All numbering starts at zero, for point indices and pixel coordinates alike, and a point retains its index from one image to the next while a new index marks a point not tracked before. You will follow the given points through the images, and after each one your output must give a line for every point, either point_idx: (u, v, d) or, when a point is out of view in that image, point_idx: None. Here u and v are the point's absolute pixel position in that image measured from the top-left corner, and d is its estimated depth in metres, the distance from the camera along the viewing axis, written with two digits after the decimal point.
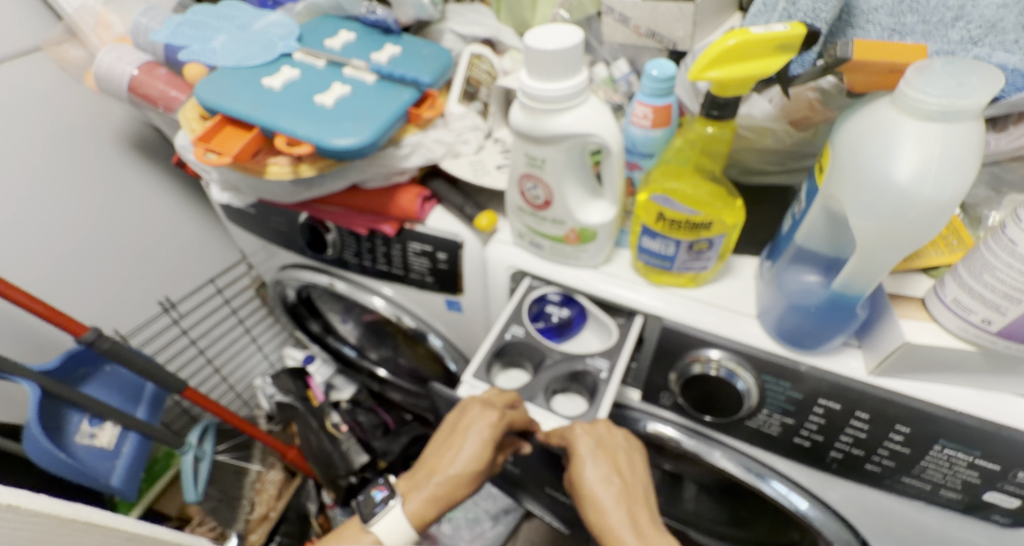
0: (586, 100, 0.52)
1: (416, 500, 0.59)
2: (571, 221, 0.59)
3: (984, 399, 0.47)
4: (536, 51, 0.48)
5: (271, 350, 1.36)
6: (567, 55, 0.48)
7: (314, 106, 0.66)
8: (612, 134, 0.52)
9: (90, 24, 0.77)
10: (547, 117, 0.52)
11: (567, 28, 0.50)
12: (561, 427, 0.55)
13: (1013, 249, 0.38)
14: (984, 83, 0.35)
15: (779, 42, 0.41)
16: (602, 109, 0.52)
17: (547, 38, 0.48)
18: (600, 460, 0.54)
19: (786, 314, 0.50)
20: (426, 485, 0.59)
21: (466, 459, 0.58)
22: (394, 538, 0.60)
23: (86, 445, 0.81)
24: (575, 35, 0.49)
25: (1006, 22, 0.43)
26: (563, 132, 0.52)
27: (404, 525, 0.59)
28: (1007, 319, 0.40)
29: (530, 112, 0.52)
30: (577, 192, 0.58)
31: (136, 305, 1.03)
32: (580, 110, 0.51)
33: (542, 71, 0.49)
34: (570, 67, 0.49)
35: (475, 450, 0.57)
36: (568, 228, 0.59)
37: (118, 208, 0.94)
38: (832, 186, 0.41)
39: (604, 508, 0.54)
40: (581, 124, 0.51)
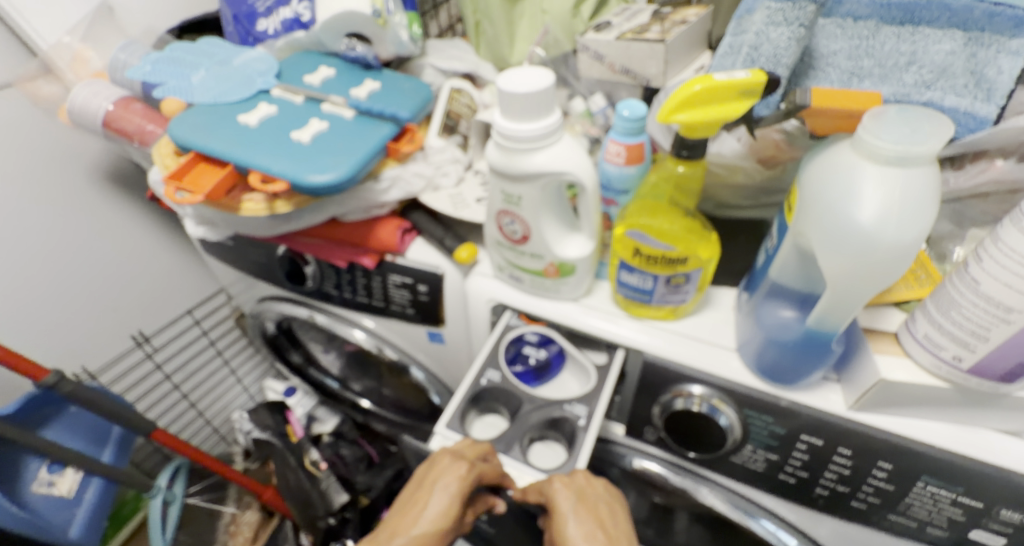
0: (560, 139, 0.52)
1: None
2: (550, 255, 0.59)
3: (964, 434, 0.47)
4: (510, 93, 0.48)
5: (251, 382, 1.32)
6: (540, 97, 0.49)
7: (291, 142, 0.67)
8: (587, 171, 0.53)
9: (66, 59, 0.76)
10: (522, 156, 0.52)
11: (540, 70, 0.50)
12: (539, 482, 0.53)
13: (976, 288, 0.38)
14: (937, 131, 0.36)
15: (742, 88, 0.42)
16: (577, 147, 0.53)
17: (519, 80, 0.49)
18: (583, 516, 0.52)
19: (764, 348, 0.50)
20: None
21: (432, 518, 0.53)
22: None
23: (43, 494, 0.78)
24: (547, 76, 0.50)
25: (955, 67, 0.44)
26: (539, 170, 0.52)
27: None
28: (977, 356, 0.40)
29: (504, 151, 0.53)
30: (556, 228, 0.59)
31: (105, 341, 1.00)
32: (555, 148, 0.52)
33: (517, 112, 0.50)
34: (544, 108, 0.50)
35: (445, 507, 0.53)
36: (548, 262, 0.60)
37: (88, 243, 0.92)
38: (800, 224, 0.42)
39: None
40: (557, 162, 0.52)
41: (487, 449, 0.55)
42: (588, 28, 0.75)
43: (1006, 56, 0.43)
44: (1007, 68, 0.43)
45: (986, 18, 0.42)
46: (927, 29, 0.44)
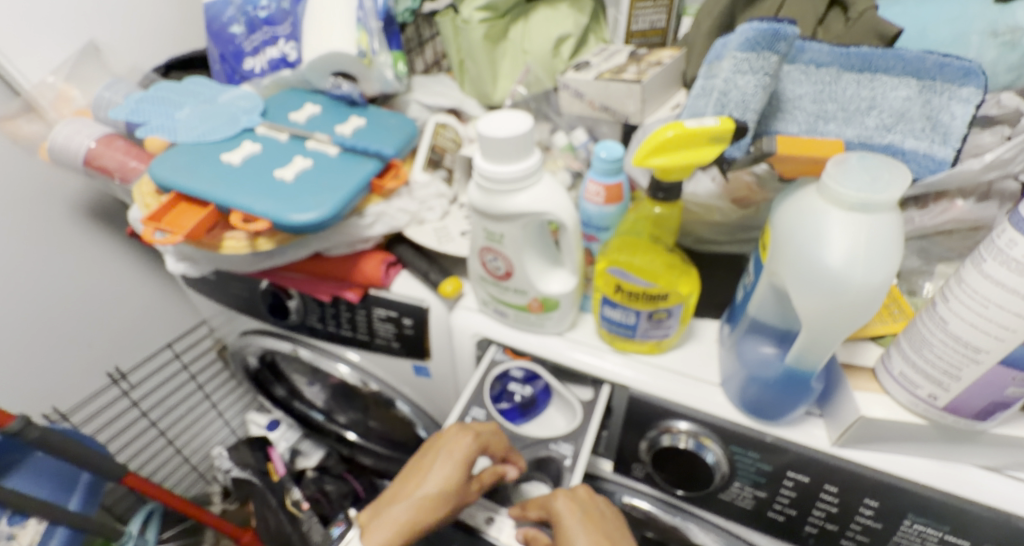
0: (540, 180, 0.53)
1: (378, 534, 0.54)
2: (534, 291, 0.59)
3: (946, 470, 0.47)
4: (490, 137, 0.50)
5: (232, 416, 1.29)
6: (519, 141, 0.50)
7: (274, 181, 0.67)
8: (568, 209, 0.54)
9: (49, 98, 0.77)
10: (503, 197, 0.53)
11: (518, 114, 0.52)
12: (541, 497, 0.55)
13: (945, 327, 0.39)
14: (896, 178, 0.38)
15: (711, 135, 0.44)
16: (559, 187, 0.54)
17: (498, 124, 0.50)
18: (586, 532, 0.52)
19: (746, 384, 0.50)
20: (393, 523, 0.54)
21: (435, 483, 0.55)
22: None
23: None
24: (526, 121, 0.51)
25: (912, 112, 0.47)
26: (520, 211, 0.53)
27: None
28: (951, 395, 0.41)
29: (485, 192, 0.53)
30: (540, 265, 0.59)
31: (79, 379, 0.98)
32: (536, 189, 0.53)
33: (497, 155, 0.51)
34: (524, 151, 0.51)
35: (449, 475, 0.55)
36: (532, 297, 0.60)
37: (64, 279, 0.90)
38: (773, 265, 0.43)
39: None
40: (538, 202, 0.53)
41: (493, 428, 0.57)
42: (568, 66, 0.77)
43: (957, 104, 0.45)
44: (960, 114, 0.45)
45: (937, 68, 0.45)
46: (884, 77, 0.47)
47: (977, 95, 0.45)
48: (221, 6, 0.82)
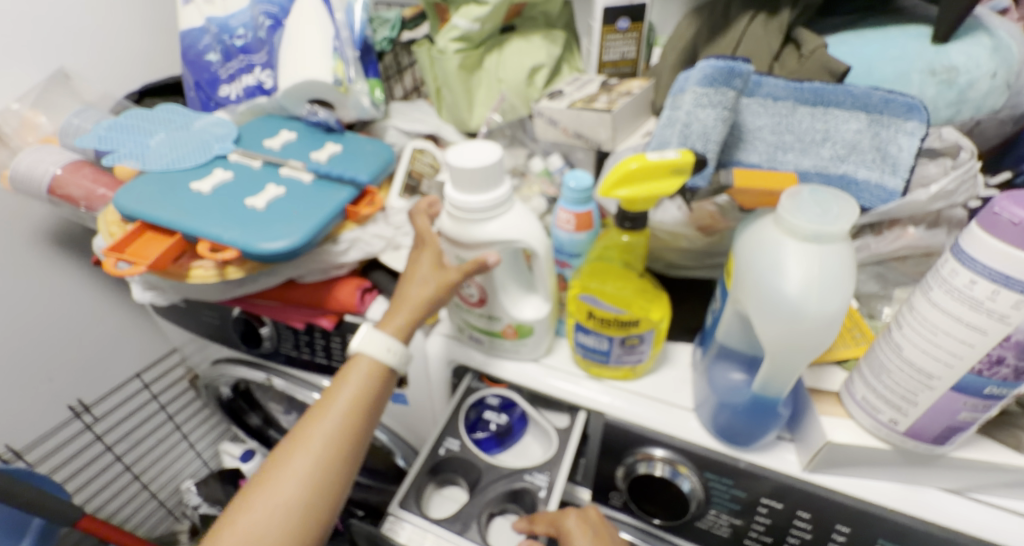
0: (510, 209, 0.54)
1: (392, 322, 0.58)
2: (506, 317, 0.59)
3: (912, 494, 0.47)
4: (460, 168, 0.50)
5: (203, 447, 1.25)
6: (487, 172, 0.51)
7: (244, 209, 0.66)
8: (538, 237, 0.54)
9: (12, 125, 0.75)
10: (472, 226, 0.53)
11: (487, 144, 0.52)
12: (554, 513, 0.54)
13: (900, 353, 0.40)
14: (845, 211, 0.39)
15: (674, 167, 0.45)
16: (529, 216, 0.55)
17: (466, 155, 0.51)
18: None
19: (717, 411, 0.50)
20: (397, 313, 0.58)
21: (419, 272, 0.58)
22: (373, 348, 0.56)
23: None
24: (495, 152, 0.52)
25: (863, 144, 0.48)
26: (491, 238, 0.53)
27: (386, 343, 0.57)
28: (911, 420, 0.42)
29: (456, 220, 0.54)
30: (513, 292, 0.59)
31: (36, 414, 0.94)
32: (505, 218, 0.53)
33: (466, 186, 0.51)
34: (493, 181, 0.51)
35: (427, 265, 0.58)
36: (505, 324, 0.59)
37: (25, 308, 0.88)
38: (737, 293, 0.44)
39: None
40: (507, 230, 0.53)
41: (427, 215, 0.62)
42: (542, 95, 0.78)
43: (904, 136, 0.47)
44: (907, 146, 0.47)
45: (882, 103, 0.47)
46: (836, 110, 0.49)
47: (921, 129, 0.46)
48: (198, 34, 0.83)
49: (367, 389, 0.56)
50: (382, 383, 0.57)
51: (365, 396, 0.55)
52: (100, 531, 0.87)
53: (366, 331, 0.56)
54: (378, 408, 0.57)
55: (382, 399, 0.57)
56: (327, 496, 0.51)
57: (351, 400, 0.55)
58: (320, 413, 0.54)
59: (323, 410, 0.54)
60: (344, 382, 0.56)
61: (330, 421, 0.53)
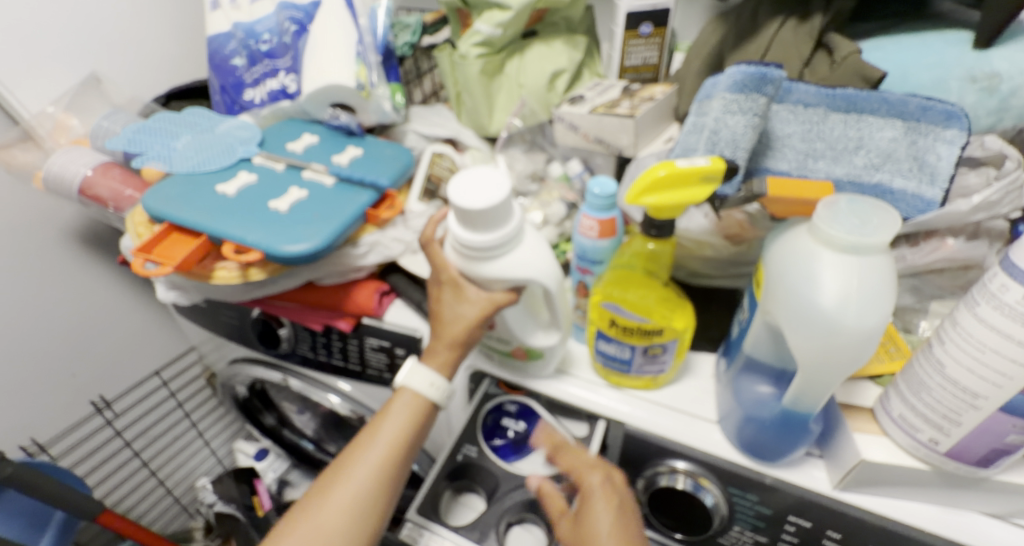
0: (517, 246, 0.51)
1: (434, 357, 0.57)
2: (517, 340, 0.58)
3: (950, 517, 0.45)
4: (465, 208, 0.48)
5: (218, 445, 1.26)
6: (497, 208, 0.48)
7: (268, 212, 0.67)
8: (548, 271, 0.52)
9: (47, 127, 0.77)
10: (478, 264, 0.51)
11: (493, 177, 0.49)
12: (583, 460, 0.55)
13: (942, 370, 0.39)
14: (885, 222, 0.38)
15: (703, 174, 0.44)
16: (538, 249, 0.52)
17: (472, 195, 0.48)
18: (602, 514, 0.51)
19: (742, 424, 0.49)
20: (438, 350, 0.57)
21: (447, 309, 0.54)
22: (418, 382, 0.57)
23: None
24: (504, 186, 0.49)
25: (898, 153, 0.47)
26: (504, 275, 0.51)
27: (430, 378, 0.57)
28: (953, 440, 0.40)
29: (462, 256, 0.52)
30: (525, 323, 0.57)
31: (60, 409, 0.96)
32: (514, 255, 0.51)
33: (473, 224, 0.49)
34: (502, 217, 0.49)
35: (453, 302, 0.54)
36: (517, 345, 0.58)
37: (51, 304, 0.89)
38: (767, 304, 0.42)
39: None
40: (514, 269, 0.51)
41: (434, 222, 0.56)
42: (562, 100, 0.78)
43: (942, 145, 0.46)
44: (945, 155, 0.46)
45: (920, 110, 0.46)
46: (870, 118, 0.48)
47: (961, 137, 0.45)
48: (224, 39, 0.84)
49: (409, 420, 0.57)
50: (426, 415, 0.58)
51: (408, 429, 0.57)
52: (115, 524, 0.88)
53: (411, 366, 0.57)
54: (420, 440, 0.58)
55: (425, 432, 0.58)
56: (369, 525, 0.53)
57: (393, 434, 0.56)
58: (362, 444, 0.56)
59: (366, 443, 0.56)
60: (389, 414, 0.57)
61: (374, 452, 0.55)
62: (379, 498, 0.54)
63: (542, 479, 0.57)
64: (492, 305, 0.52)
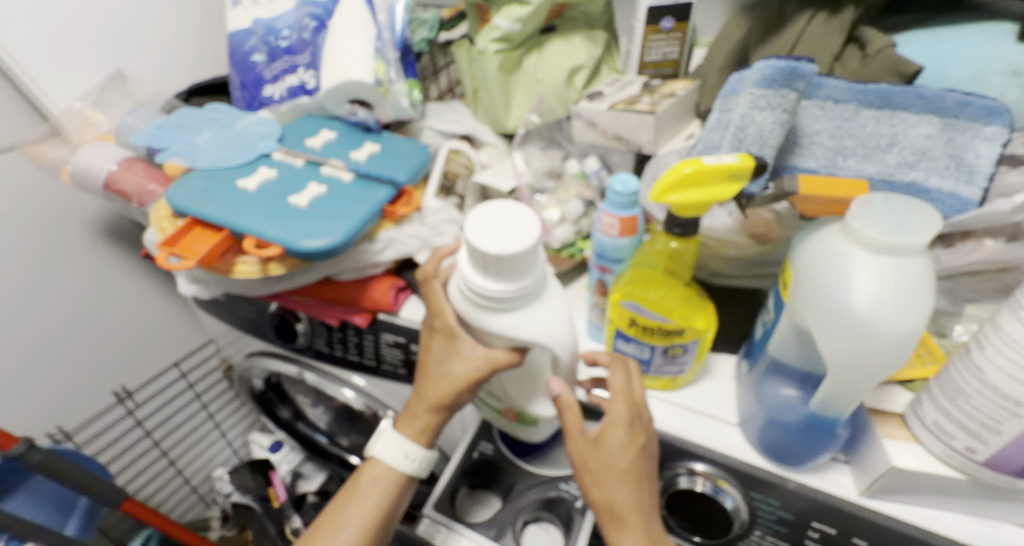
0: (528, 303, 0.48)
1: (414, 422, 0.57)
2: (510, 401, 0.56)
3: (983, 527, 0.44)
4: (481, 247, 0.44)
5: (235, 437, 1.28)
6: (513, 259, 0.44)
7: (287, 207, 0.67)
8: (556, 337, 0.49)
9: (74, 124, 0.78)
10: (485, 312, 0.49)
11: (525, 224, 0.45)
12: (619, 383, 0.50)
13: (982, 376, 0.38)
14: (923, 222, 0.37)
15: (731, 172, 0.43)
16: (550, 310, 0.49)
17: (489, 236, 0.45)
18: (618, 454, 0.47)
19: (765, 428, 0.48)
20: (417, 415, 0.57)
21: (442, 368, 0.54)
22: (390, 455, 0.58)
23: None
24: (530, 231, 0.45)
25: (934, 150, 0.46)
26: (503, 332, 0.49)
27: (405, 450, 0.58)
28: (991, 449, 0.38)
29: (469, 299, 0.49)
30: (525, 387, 0.54)
31: (84, 399, 0.97)
32: (519, 317, 0.48)
33: (487, 267, 0.45)
34: (520, 266, 0.45)
35: (448, 359, 0.53)
36: (507, 407, 0.57)
37: (76, 295, 0.91)
38: (795, 305, 0.41)
39: (611, 490, 0.47)
40: (519, 330, 0.48)
41: (434, 261, 0.56)
42: (581, 96, 0.77)
43: (981, 142, 0.44)
44: (985, 153, 0.44)
45: (958, 106, 0.44)
46: (905, 113, 0.46)
47: (1002, 135, 0.43)
48: (244, 36, 0.84)
49: (381, 494, 0.58)
50: (398, 487, 0.59)
51: (379, 507, 0.58)
52: (139, 512, 0.90)
53: (383, 438, 0.58)
54: (394, 513, 0.59)
55: (399, 503, 0.60)
56: None
57: (363, 514, 0.57)
58: (331, 527, 0.58)
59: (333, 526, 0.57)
60: (359, 490, 0.59)
61: (342, 535, 0.57)
62: None
63: (565, 387, 0.49)
64: (488, 367, 0.51)
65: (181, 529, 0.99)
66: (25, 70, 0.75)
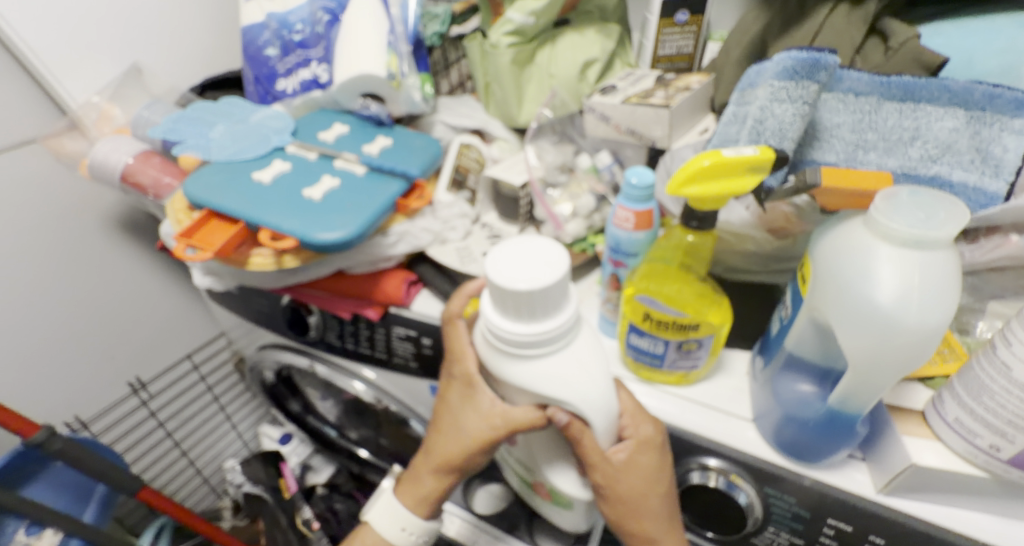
0: (554, 353, 0.45)
1: (416, 488, 0.56)
2: (540, 475, 0.56)
3: (1009, 527, 0.43)
4: (513, 287, 0.41)
5: (245, 429, 1.29)
6: (549, 292, 0.42)
7: (302, 200, 0.67)
8: (586, 400, 0.46)
9: (92, 118, 0.79)
10: (518, 358, 0.45)
11: (547, 258, 0.43)
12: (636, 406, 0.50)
13: (1009, 374, 0.37)
14: (951, 216, 0.36)
15: (750, 164, 0.43)
16: (581, 367, 0.46)
17: (512, 274, 0.42)
18: (650, 477, 0.49)
19: (782, 424, 0.47)
20: (422, 477, 0.55)
21: (455, 424, 0.52)
22: (385, 524, 0.57)
23: None
24: (558, 268, 0.43)
25: (959, 144, 0.45)
26: (536, 384, 0.46)
27: (403, 523, 0.57)
28: (1016, 447, 0.38)
29: (499, 348, 0.46)
30: (551, 454, 0.53)
31: (101, 389, 0.99)
32: (554, 372, 0.45)
33: (515, 309, 0.43)
34: (546, 306, 0.43)
35: (461, 416, 0.52)
36: (540, 482, 0.56)
37: (94, 288, 0.92)
38: (815, 300, 0.41)
39: (646, 515, 0.49)
40: (553, 389, 0.45)
41: (461, 299, 0.53)
42: (594, 90, 0.76)
43: (1009, 135, 0.43)
44: (1012, 147, 0.43)
45: (985, 99, 0.43)
46: (929, 107, 0.45)
47: None
48: (258, 30, 0.84)
49: None
50: None
51: None
52: (156, 502, 0.91)
53: (379, 505, 0.58)
54: None
55: None
56: None
57: None
58: None
59: None
60: None
61: None
62: None
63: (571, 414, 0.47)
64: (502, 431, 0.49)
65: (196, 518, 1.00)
66: (44, 63, 0.75)
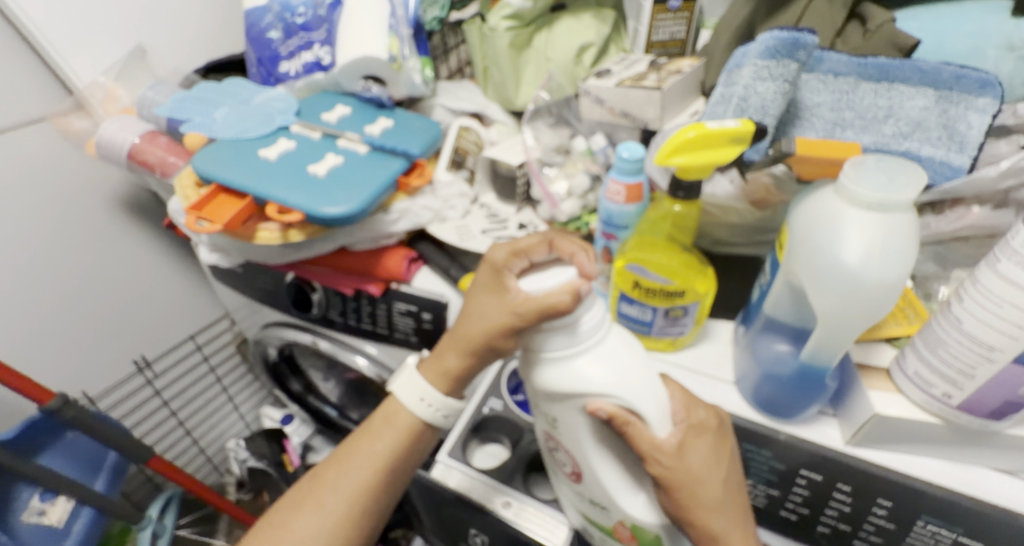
0: (583, 353, 0.44)
1: (434, 368, 0.53)
2: (619, 516, 0.50)
3: (958, 472, 0.46)
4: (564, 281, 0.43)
5: (247, 410, 1.32)
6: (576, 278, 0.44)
7: (308, 175, 0.70)
8: (624, 385, 0.43)
9: (98, 97, 0.81)
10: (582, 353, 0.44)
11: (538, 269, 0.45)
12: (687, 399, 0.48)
13: (960, 326, 0.40)
14: (912, 180, 0.39)
15: (732, 136, 0.46)
16: (611, 363, 0.44)
17: (540, 283, 0.43)
18: (711, 464, 0.45)
19: (761, 383, 0.50)
20: (443, 358, 0.52)
21: (480, 313, 0.47)
22: (406, 397, 0.54)
23: (33, 524, 0.75)
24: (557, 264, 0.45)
25: (929, 121, 0.48)
26: (585, 385, 0.44)
27: (421, 395, 0.53)
28: (965, 394, 0.41)
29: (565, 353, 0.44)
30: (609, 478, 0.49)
31: (109, 365, 1.02)
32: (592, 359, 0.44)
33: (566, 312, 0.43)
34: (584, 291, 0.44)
35: (489, 306, 0.47)
36: (619, 522, 0.50)
37: (101, 264, 0.95)
38: (790, 263, 0.44)
39: (710, 514, 0.44)
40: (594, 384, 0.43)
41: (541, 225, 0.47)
42: (590, 74, 0.79)
43: (974, 113, 0.46)
44: (976, 124, 0.46)
45: (954, 79, 0.46)
46: (901, 87, 0.48)
47: (993, 106, 0.46)
48: (260, 13, 0.85)
49: (392, 439, 0.53)
50: (411, 438, 0.54)
51: (388, 455, 0.53)
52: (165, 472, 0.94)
53: (403, 376, 0.55)
54: (407, 463, 0.54)
55: (412, 457, 0.55)
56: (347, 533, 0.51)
57: (372, 460, 0.53)
58: (341, 459, 0.54)
59: (342, 462, 0.53)
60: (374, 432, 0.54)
61: (351, 474, 0.52)
62: (358, 517, 0.52)
63: (611, 405, 0.44)
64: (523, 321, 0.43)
65: (203, 488, 1.03)
66: (51, 43, 0.77)
